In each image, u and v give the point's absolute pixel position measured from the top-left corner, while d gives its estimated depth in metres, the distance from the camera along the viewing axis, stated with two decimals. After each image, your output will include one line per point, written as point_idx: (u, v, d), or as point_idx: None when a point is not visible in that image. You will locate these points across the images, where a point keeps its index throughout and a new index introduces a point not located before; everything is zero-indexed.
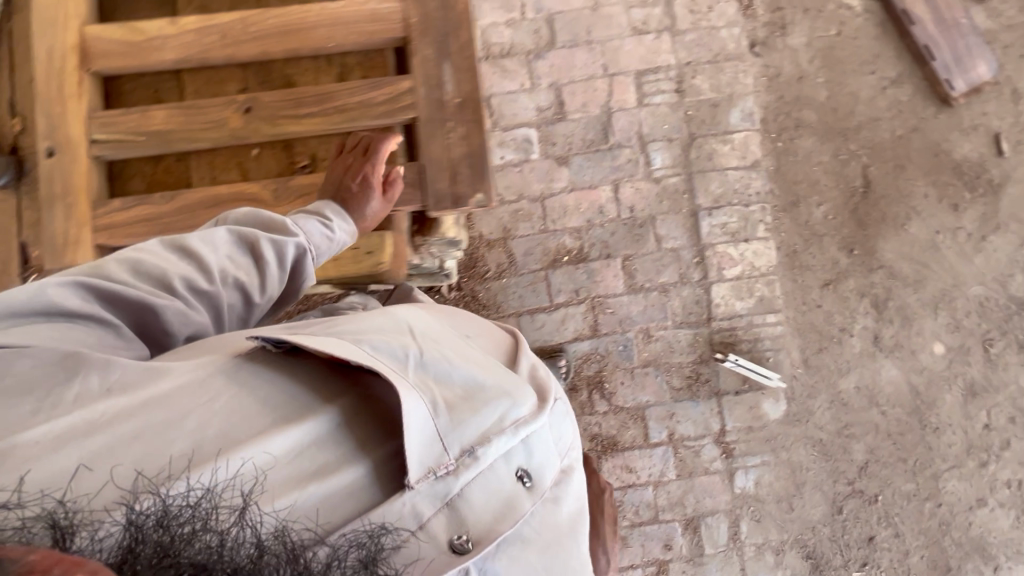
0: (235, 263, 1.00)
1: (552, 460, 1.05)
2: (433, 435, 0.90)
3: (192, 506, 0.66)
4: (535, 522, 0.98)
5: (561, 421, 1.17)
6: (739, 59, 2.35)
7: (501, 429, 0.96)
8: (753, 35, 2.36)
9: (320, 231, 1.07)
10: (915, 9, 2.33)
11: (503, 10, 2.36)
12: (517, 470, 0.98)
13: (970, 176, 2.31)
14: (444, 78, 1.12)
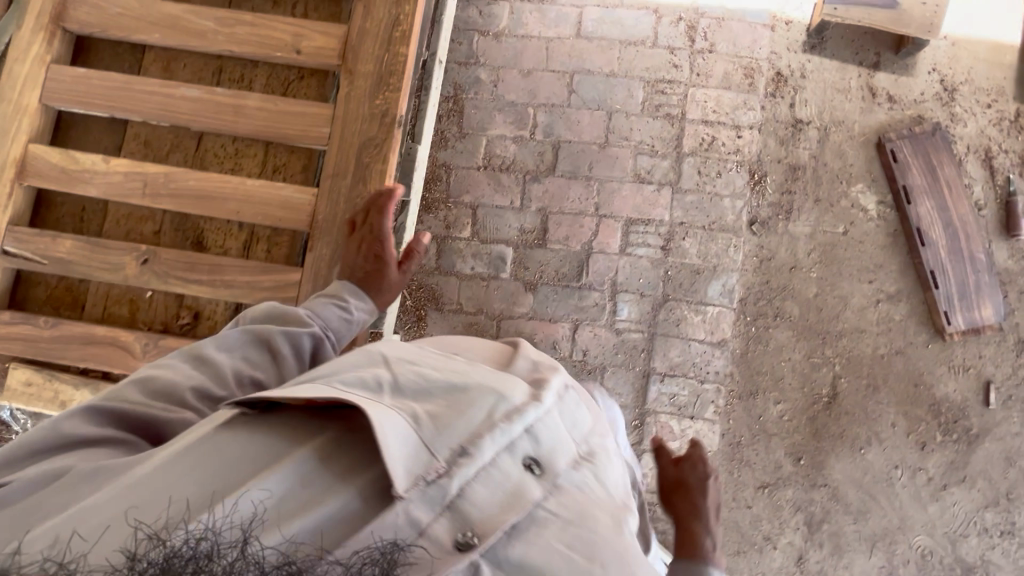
0: (250, 364, 0.92)
1: (566, 441, 0.86)
2: (417, 443, 0.75)
3: (191, 546, 0.57)
4: (563, 513, 0.76)
5: (577, 410, 0.93)
6: (734, 232, 2.29)
7: (495, 424, 0.80)
8: (755, 212, 2.30)
9: (337, 313, 1.03)
10: (932, 230, 2.20)
11: (515, 125, 2.39)
12: (521, 458, 0.80)
13: (946, 417, 2.16)
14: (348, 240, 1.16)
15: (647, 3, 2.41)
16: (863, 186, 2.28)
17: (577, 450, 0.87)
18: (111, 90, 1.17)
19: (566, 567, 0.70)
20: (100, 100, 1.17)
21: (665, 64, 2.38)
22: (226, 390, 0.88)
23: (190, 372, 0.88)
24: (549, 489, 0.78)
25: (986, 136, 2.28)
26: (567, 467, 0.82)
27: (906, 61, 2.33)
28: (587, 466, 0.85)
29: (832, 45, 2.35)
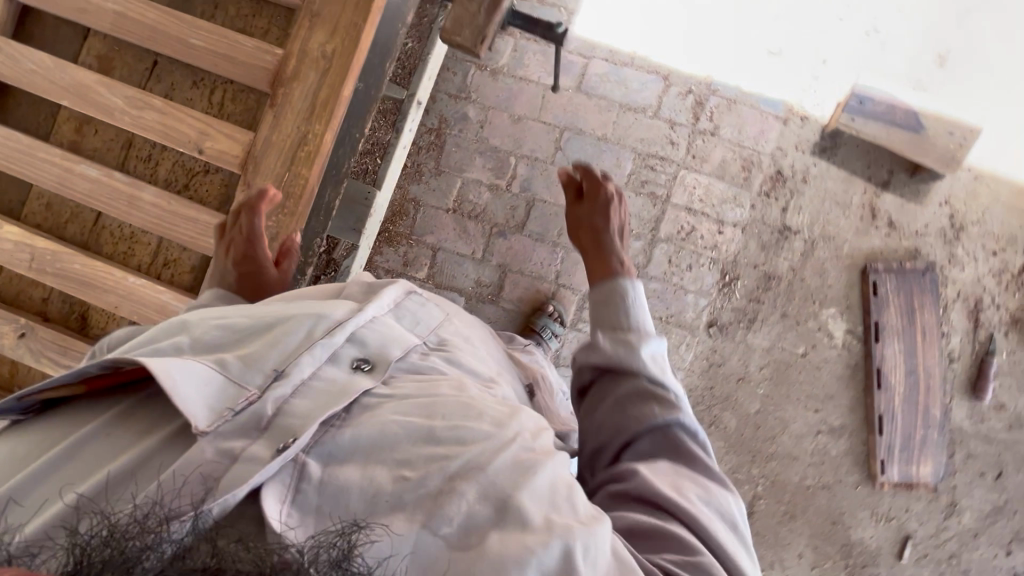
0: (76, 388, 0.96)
1: (389, 341, 1.04)
2: (223, 381, 0.87)
3: (140, 519, 0.66)
4: (393, 394, 0.94)
5: (419, 311, 1.18)
6: (689, 330, 2.21)
7: (313, 340, 0.96)
8: (717, 314, 2.21)
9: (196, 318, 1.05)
10: (893, 373, 2.11)
11: (492, 172, 2.30)
12: (347, 362, 0.98)
13: (855, 561, 2.14)
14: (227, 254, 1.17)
15: (659, 67, 2.24)
16: (834, 311, 2.17)
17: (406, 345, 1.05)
18: (13, 153, 1.21)
19: (404, 432, 0.86)
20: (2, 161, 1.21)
21: (661, 139, 2.24)
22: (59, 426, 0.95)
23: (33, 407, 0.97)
24: (378, 378, 0.97)
25: (981, 285, 2.13)
26: (397, 355, 1.02)
27: (918, 187, 2.15)
28: (430, 357, 1.08)
29: (844, 153, 2.18)
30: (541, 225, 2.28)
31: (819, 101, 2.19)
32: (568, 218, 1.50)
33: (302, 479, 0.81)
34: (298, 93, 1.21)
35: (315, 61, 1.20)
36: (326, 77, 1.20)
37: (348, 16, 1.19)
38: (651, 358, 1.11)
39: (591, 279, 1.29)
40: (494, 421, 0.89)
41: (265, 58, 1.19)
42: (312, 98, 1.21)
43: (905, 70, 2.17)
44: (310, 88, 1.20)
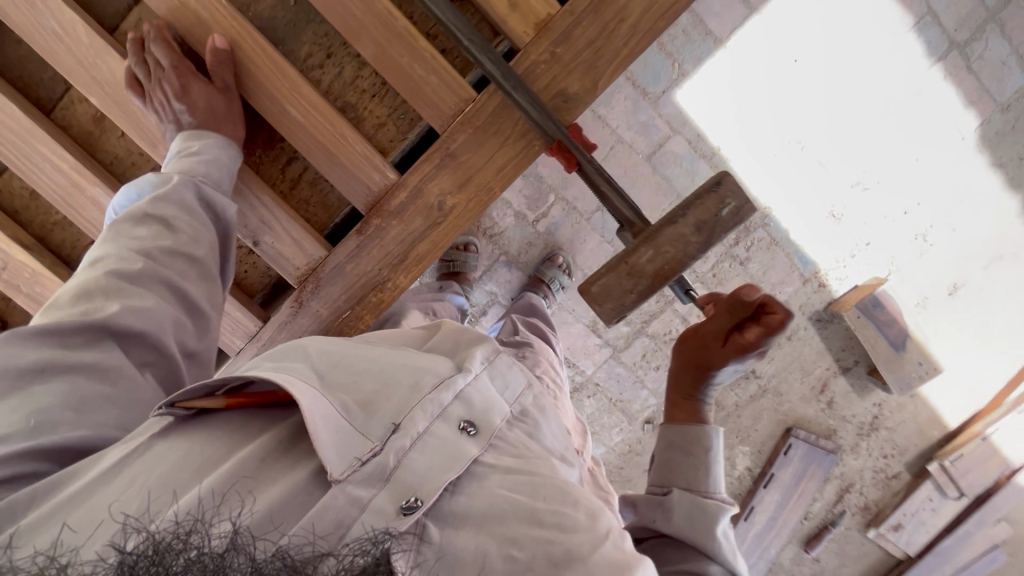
0: (152, 236, 1.00)
1: (494, 403, 1.05)
2: (348, 431, 0.87)
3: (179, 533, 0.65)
4: (498, 466, 0.95)
5: (509, 372, 1.14)
6: (628, 418, 2.39)
7: (425, 395, 0.96)
8: (657, 414, 2.39)
9: (183, 152, 1.09)
10: (759, 514, 2.45)
11: (526, 201, 2.11)
12: (455, 420, 0.97)
13: None
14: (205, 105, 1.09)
15: (731, 176, 2.12)
16: (746, 450, 2.44)
17: (508, 409, 1.07)
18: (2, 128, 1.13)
19: (511, 509, 0.88)
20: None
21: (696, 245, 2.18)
22: (136, 263, 0.96)
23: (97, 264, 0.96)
24: (484, 446, 0.96)
25: (860, 474, 2.49)
26: (500, 423, 1.02)
27: (866, 384, 2.37)
28: (516, 428, 1.06)
29: (832, 330, 2.31)
30: (553, 261, 2.15)
31: (841, 275, 2.25)
32: (713, 322, 1.09)
33: (424, 541, 0.83)
34: (390, 238, 1.17)
35: (428, 209, 1.14)
36: (431, 231, 1.15)
37: (485, 175, 1.11)
38: (723, 535, 1.00)
39: (673, 410, 1.16)
40: (589, 511, 0.91)
41: (365, 173, 1.12)
42: (407, 247, 1.17)
43: (923, 284, 2.27)
44: (408, 237, 1.16)
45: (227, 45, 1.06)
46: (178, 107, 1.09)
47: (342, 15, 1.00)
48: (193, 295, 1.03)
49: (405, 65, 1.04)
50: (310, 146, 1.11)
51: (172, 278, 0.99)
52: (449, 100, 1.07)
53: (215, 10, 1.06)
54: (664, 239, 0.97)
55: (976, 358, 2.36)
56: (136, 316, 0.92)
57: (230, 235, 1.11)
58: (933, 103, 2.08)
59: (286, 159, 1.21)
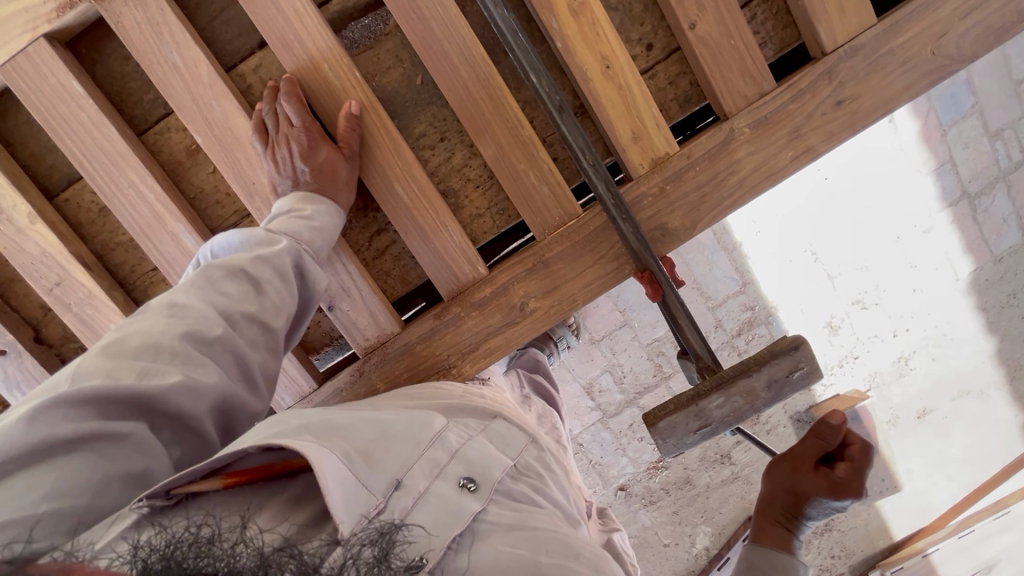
0: (235, 298, 0.96)
1: (492, 458, 1.04)
2: (355, 484, 0.88)
3: (192, 530, 0.74)
4: (501, 522, 0.95)
5: (508, 433, 1.12)
6: (603, 483, 2.42)
7: (423, 454, 0.98)
8: (631, 483, 2.43)
9: (292, 219, 1.04)
10: None
11: None
12: (454, 478, 0.97)
13: None
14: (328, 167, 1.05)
15: (746, 272, 2.21)
16: (708, 530, 2.51)
17: (509, 465, 1.05)
18: (100, 156, 1.11)
19: (517, 566, 0.90)
20: (50, 122, 1.09)
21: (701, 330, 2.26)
22: (215, 328, 0.93)
23: (170, 312, 0.92)
24: (485, 502, 0.96)
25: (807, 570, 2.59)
26: (500, 478, 1.01)
27: None
28: (521, 482, 1.05)
29: None
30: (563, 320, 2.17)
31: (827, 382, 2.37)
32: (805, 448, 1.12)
33: None
34: (466, 325, 1.16)
35: (510, 308, 1.13)
36: (507, 328, 1.15)
37: (571, 288, 1.11)
38: None
39: (759, 537, 1.11)
40: (590, 565, 0.96)
41: (456, 262, 1.12)
42: (483, 338, 1.16)
43: (898, 405, 2.42)
44: (485, 328, 1.15)
45: (359, 113, 1.06)
46: (299, 165, 1.05)
47: (472, 115, 1.02)
48: (253, 365, 0.98)
49: (521, 172, 1.05)
50: (406, 223, 1.10)
51: (245, 350, 0.96)
52: (552, 212, 1.08)
53: (349, 79, 1.06)
54: (736, 387, 0.86)
55: (929, 479, 2.52)
56: (185, 394, 0.87)
57: (310, 306, 1.09)
58: (939, 244, 2.23)
59: (376, 228, 1.18)
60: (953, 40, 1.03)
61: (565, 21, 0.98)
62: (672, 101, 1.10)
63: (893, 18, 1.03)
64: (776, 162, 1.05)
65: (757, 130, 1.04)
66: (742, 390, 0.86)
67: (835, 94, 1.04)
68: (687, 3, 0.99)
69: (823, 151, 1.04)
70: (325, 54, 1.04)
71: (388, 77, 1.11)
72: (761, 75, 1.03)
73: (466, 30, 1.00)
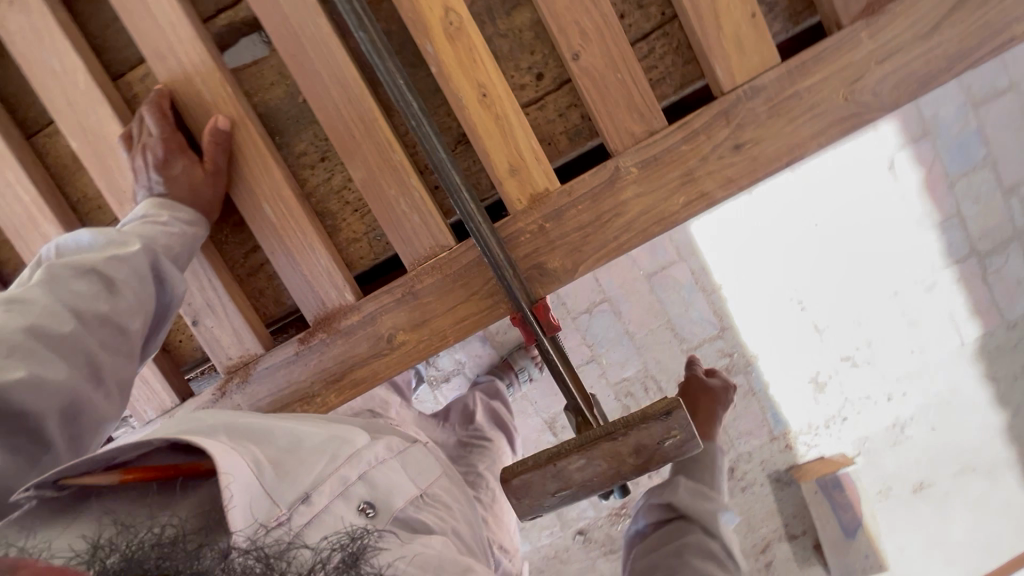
0: (87, 297, 0.84)
1: (403, 482, 0.97)
2: (260, 490, 0.82)
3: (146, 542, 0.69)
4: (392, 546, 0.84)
5: (418, 460, 1.05)
6: (562, 525, 2.30)
7: (338, 467, 0.91)
8: (590, 528, 2.30)
9: (151, 226, 0.92)
10: None
11: None
12: (354, 500, 0.89)
13: None
14: (190, 189, 0.96)
15: (725, 316, 2.08)
16: None
17: (416, 492, 0.97)
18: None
19: None
20: None
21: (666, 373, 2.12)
22: (71, 323, 0.81)
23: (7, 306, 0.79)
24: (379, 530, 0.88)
25: None
26: (402, 507, 0.93)
27: (810, 557, 2.24)
28: (425, 512, 0.96)
29: (787, 493, 2.22)
30: (527, 351, 2.10)
31: (811, 442, 2.19)
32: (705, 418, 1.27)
33: None
34: (331, 358, 1.02)
35: (377, 340, 0.99)
36: (373, 362, 0.99)
37: (446, 326, 0.97)
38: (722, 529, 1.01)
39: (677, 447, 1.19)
40: None
41: (325, 287, 0.99)
42: (344, 373, 1.01)
43: (891, 474, 2.21)
44: (348, 362, 1.01)
45: (228, 129, 0.95)
46: (154, 175, 0.96)
47: (340, 137, 0.90)
48: (108, 367, 0.86)
49: (391, 199, 0.92)
50: (273, 244, 0.97)
51: (99, 351, 0.84)
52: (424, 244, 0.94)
53: (221, 94, 0.96)
54: (598, 450, 0.78)
55: (925, 560, 2.29)
56: (28, 390, 0.75)
57: (169, 311, 0.96)
58: (939, 301, 2.05)
59: (252, 245, 1.06)
60: (869, 85, 0.92)
61: (442, 46, 0.88)
62: (562, 134, 0.99)
63: (801, 58, 0.92)
64: (668, 208, 0.94)
65: (644, 171, 0.93)
66: (606, 454, 0.78)
67: (733, 137, 0.93)
68: (569, 32, 0.90)
69: (716, 198, 0.93)
70: (198, 68, 0.96)
71: (270, 93, 1.00)
72: (651, 113, 0.92)
73: (339, 52, 0.88)
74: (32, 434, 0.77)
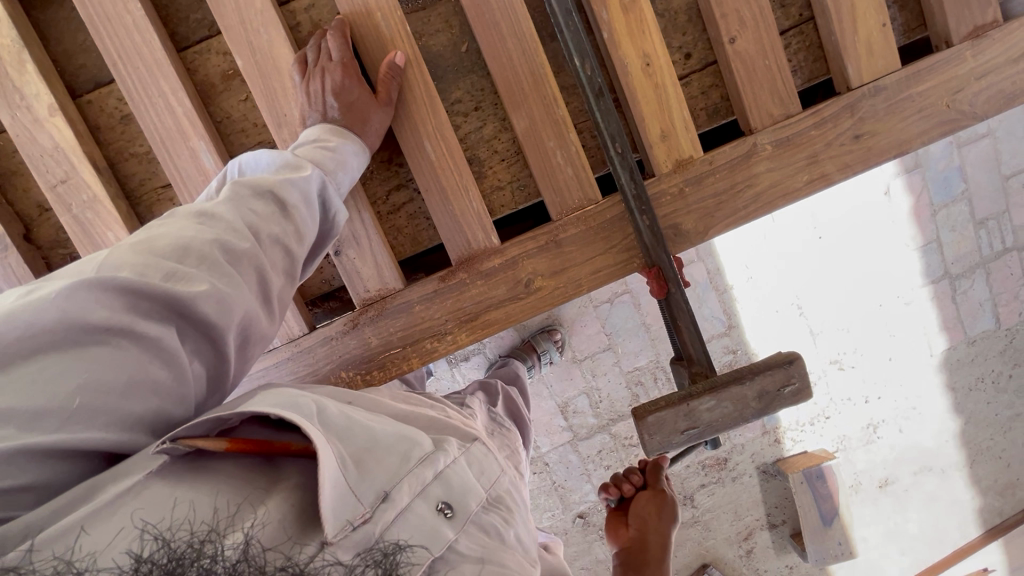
0: (262, 219, 0.91)
1: (474, 486, 0.94)
2: (344, 489, 0.79)
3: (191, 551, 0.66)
4: (468, 554, 0.85)
5: (486, 459, 1.02)
6: (563, 507, 2.37)
7: (412, 471, 0.88)
8: (589, 512, 2.38)
9: (315, 147, 1.05)
10: None
11: None
12: (431, 500, 0.87)
13: None
14: (366, 113, 1.10)
15: (734, 315, 2.24)
16: None
17: (486, 495, 0.96)
18: (135, 59, 1.16)
19: None
20: (98, 25, 1.14)
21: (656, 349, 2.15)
22: (246, 242, 0.87)
23: (196, 221, 0.86)
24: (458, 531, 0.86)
25: None
26: (476, 508, 0.92)
27: (786, 544, 2.48)
28: (493, 513, 0.95)
29: (773, 485, 2.41)
30: (551, 334, 2.17)
31: (797, 437, 2.38)
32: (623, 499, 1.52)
33: None
34: (470, 293, 1.19)
35: (516, 282, 1.18)
36: (510, 302, 1.19)
37: (577, 271, 1.18)
38: None
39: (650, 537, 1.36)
40: None
41: (474, 228, 1.17)
42: (482, 309, 1.19)
43: (861, 470, 2.45)
44: (488, 299, 1.19)
45: (403, 64, 1.11)
46: (330, 100, 1.08)
47: (512, 88, 1.11)
48: (273, 287, 0.92)
49: (549, 150, 1.14)
50: (430, 187, 1.15)
51: (268, 270, 0.90)
52: (571, 194, 1.16)
53: (398, 31, 1.12)
54: (727, 392, 0.87)
55: (883, 550, 2.53)
56: (216, 302, 0.81)
57: (329, 238, 1.07)
58: (917, 317, 2.31)
59: (396, 183, 1.23)
60: (966, 98, 1.20)
61: (615, 15, 1.11)
62: (701, 110, 1.25)
63: (915, 68, 1.19)
64: (791, 183, 1.19)
65: (778, 148, 1.18)
66: (733, 396, 0.87)
67: (854, 128, 1.19)
68: (728, 19, 1.14)
69: (836, 178, 1.19)
70: (379, 4, 1.11)
71: (435, 39, 1.18)
72: (788, 98, 1.17)
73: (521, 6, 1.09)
74: (213, 343, 0.83)
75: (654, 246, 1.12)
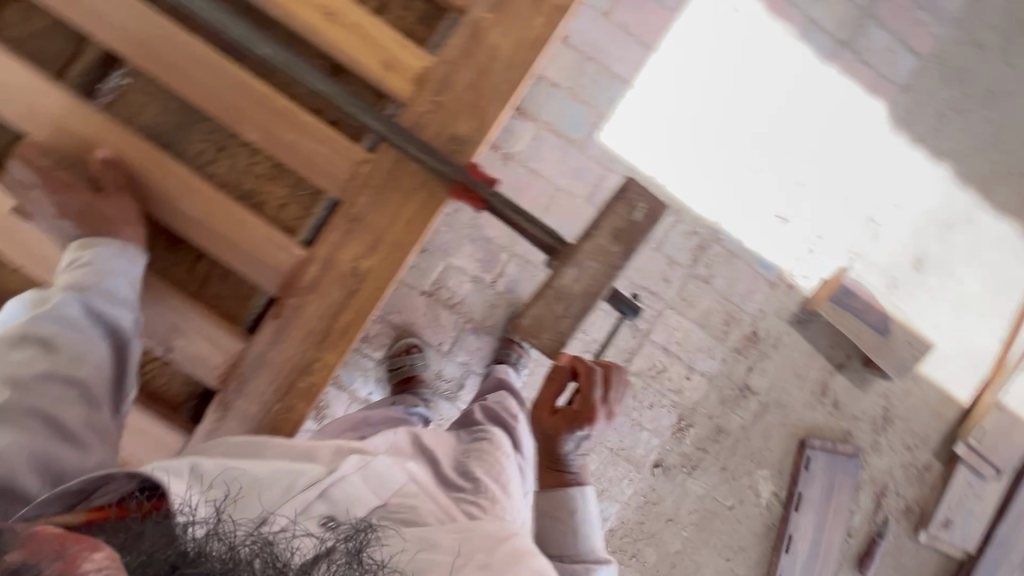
0: (30, 362, 1.08)
1: (361, 499, 1.05)
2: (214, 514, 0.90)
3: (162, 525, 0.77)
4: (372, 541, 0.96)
5: (384, 472, 1.15)
6: (636, 466, 2.23)
7: (293, 495, 1.00)
8: (663, 456, 2.25)
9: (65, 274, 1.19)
10: (800, 540, 2.29)
11: (479, 264, 2.10)
12: (312, 516, 0.97)
13: None
14: (100, 206, 1.21)
15: (672, 200, 2.15)
16: (767, 473, 2.30)
17: (374, 504, 1.07)
18: None
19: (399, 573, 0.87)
20: None
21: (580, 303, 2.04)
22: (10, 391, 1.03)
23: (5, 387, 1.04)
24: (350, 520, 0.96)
25: (891, 474, 2.35)
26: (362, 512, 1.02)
27: (866, 375, 2.30)
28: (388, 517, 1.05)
29: (814, 329, 2.26)
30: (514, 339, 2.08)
31: (808, 272, 2.24)
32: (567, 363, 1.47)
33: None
34: (309, 304, 1.33)
35: (343, 275, 1.33)
36: (348, 294, 1.34)
37: (393, 233, 1.33)
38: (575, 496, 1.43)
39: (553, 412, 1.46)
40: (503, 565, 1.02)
41: (272, 251, 1.29)
42: (326, 314, 1.34)
43: (888, 265, 2.28)
44: (327, 302, 1.34)
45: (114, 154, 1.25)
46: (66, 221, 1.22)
47: (225, 110, 1.24)
48: (67, 423, 1.07)
49: (290, 139, 1.26)
50: (221, 246, 1.28)
51: (49, 410, 1.05)
52: (339, 168, 1.28)
53: (95, 127, 1.25)
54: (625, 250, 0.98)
55: (962, 324, 2.33)
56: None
57: (127, 352, 1.20)
58: (838, 99, 2.19)
59: (194, 254, 1.35)
60: None
61: None
62: (416, 24, 1.35)
63: None
64: (528, 33, 1.29)
65: (496, 12, 1.29)
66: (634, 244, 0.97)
67: None
68: None
69: None
70: (60, 111, 1.23)
71: (143, 115, 1.31)
72: None
73: (185, 42, 1.22)
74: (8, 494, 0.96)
75: (438, 166, 1.28)
